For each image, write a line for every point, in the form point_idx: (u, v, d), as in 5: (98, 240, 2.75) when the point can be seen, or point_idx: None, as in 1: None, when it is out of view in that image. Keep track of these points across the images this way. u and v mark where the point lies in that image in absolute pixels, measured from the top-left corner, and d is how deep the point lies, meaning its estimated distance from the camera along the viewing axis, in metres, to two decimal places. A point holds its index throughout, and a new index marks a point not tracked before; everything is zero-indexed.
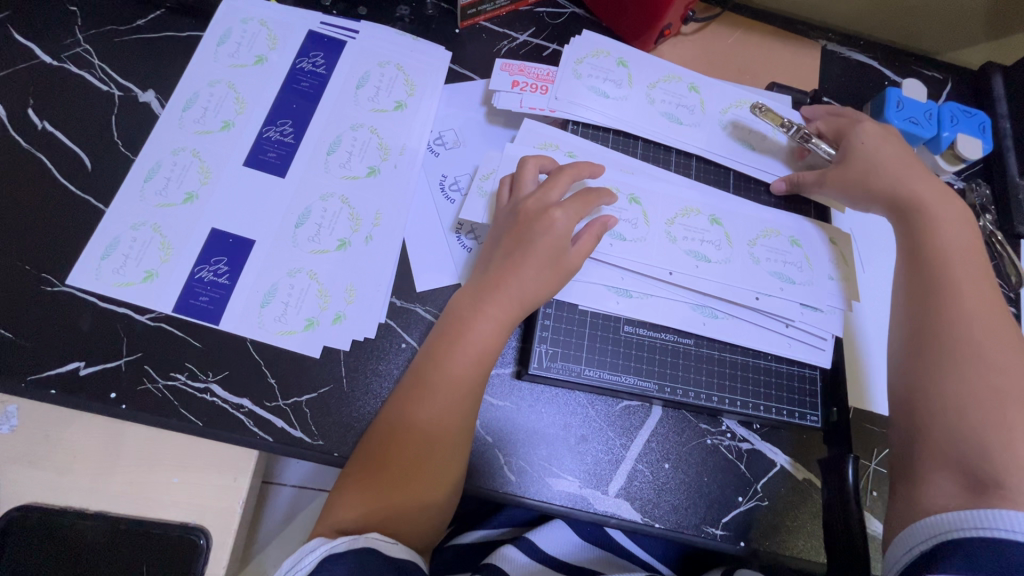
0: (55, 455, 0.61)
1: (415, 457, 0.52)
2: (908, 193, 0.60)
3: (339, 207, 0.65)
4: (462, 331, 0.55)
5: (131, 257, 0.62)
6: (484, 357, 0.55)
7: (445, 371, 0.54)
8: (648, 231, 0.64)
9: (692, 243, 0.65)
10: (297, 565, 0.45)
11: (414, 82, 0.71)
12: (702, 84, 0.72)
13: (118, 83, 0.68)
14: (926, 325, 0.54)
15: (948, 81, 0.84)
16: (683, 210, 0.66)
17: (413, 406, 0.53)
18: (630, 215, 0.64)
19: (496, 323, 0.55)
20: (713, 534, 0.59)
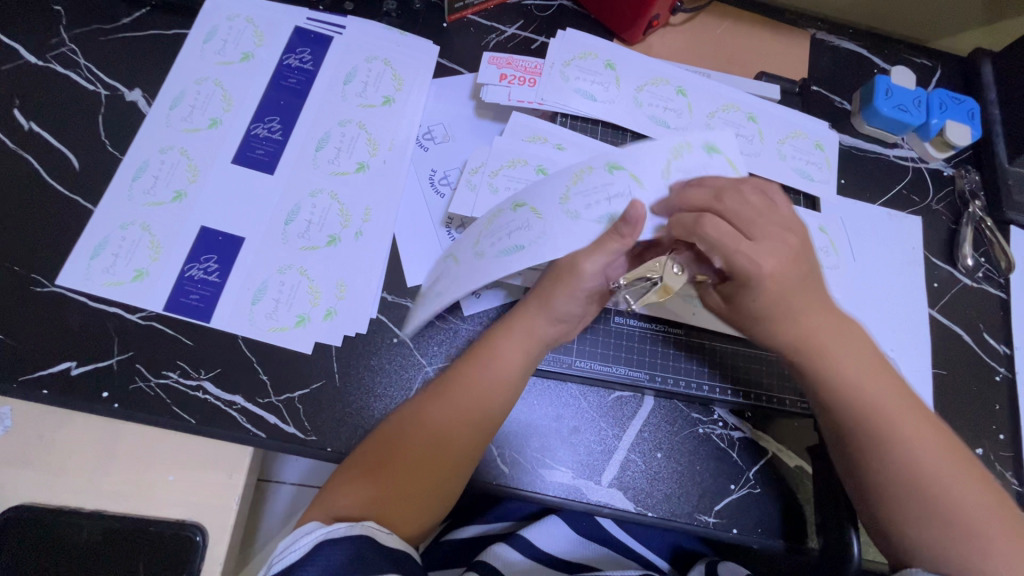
0: (50, 455, 0.62)
1: (429, 459, 0.53)
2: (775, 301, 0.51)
3: (329, 203, 0.65)
4: (495, 349, 0.56)
5: (121, 256, 0.62)
6: (509, 374, 0.55)
7: (468, 385, 0.55)
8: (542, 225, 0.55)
9: (600, 206, 0.55)
10: (291, 546, 0.47)
11: (402, 77, 0.70)
12: (690, 86, 0.70)
13: (105, 82, 0.68)
14: (861, 451, 0.50)
15: (938, 67, 0.83)
16: (574, 174, 0.57)
17: (435, 414, 0.54)
18: (521, 221, 0.55)
19: (524, 347, 0.56)
20: (706, 521, 0.60)
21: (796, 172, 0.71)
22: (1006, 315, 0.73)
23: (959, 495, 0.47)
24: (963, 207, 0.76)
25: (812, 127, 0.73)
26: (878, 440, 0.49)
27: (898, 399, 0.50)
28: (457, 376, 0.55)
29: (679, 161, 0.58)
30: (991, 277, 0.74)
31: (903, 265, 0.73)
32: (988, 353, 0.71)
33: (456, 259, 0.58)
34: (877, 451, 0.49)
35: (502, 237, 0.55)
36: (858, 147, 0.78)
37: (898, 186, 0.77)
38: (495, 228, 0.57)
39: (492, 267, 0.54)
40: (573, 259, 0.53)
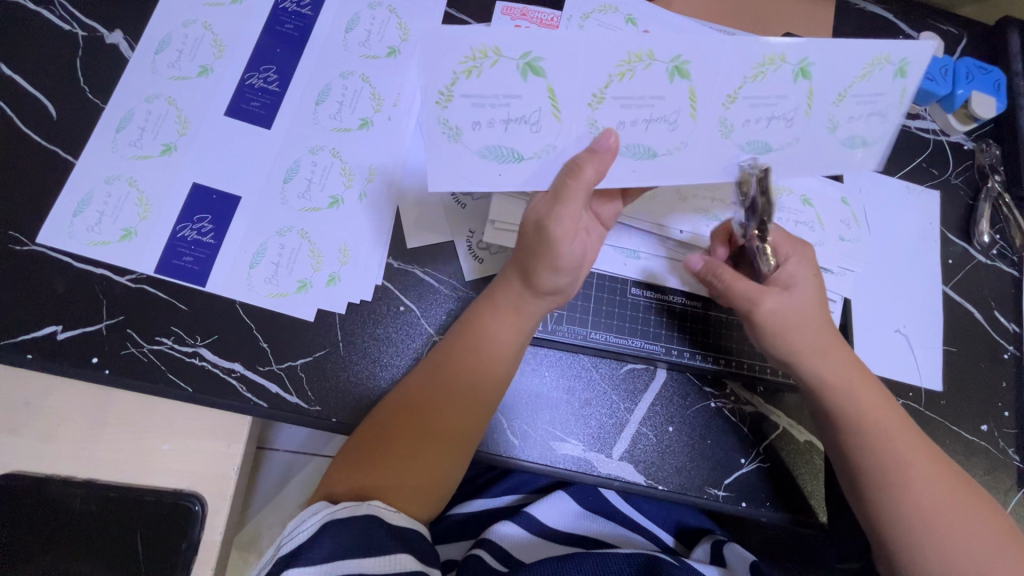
0: (38, 422, 0.59)
1: (426, 436, 0.51)
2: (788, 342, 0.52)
3: (330, 160, 0.61)
4: (479, 327, 0.53)
5: (107, 213, 0.57)
6: (502, 354, 0.53)
7: (450, 362, 0.53)
8: (692, 130, 0.48)
9: (756, 126, 0.49)
10: (298, 528, 0.47)
11: (408, 26, 0.65)
12: None
13: (81, 22, 0.62)
14: (864, 482, 0.52)
15: (964, 36, 0.80)
16: (760, 62, 0.46)
17: (416, 397, 0.52)
18: (670, 110, 0.47)
19: (509, 327, 0.53)
20: (715, 495, 0.59)
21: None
22: (1018, 292, 0.72)
23: (956, 509, 0.49)
24: (981, 182, 0.74)
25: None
26: (886, 479, 0.51)
27: (903, 435, 0.52)
28: (439, 356, 0.54)
29: (863, 85, 0.47)
30: (1004, 254, 0.73)
31: (919, 240, 0.71)
32: (998, 331, 0.70)
33: (561, 116, 0.47)
34: (882, 485, 0.51)
35: (642, 122, 0.48)
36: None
37: (919, 158, 0.74)
38: (634, 93, 0.46)
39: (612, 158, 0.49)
40: (539, 219, 0.48)
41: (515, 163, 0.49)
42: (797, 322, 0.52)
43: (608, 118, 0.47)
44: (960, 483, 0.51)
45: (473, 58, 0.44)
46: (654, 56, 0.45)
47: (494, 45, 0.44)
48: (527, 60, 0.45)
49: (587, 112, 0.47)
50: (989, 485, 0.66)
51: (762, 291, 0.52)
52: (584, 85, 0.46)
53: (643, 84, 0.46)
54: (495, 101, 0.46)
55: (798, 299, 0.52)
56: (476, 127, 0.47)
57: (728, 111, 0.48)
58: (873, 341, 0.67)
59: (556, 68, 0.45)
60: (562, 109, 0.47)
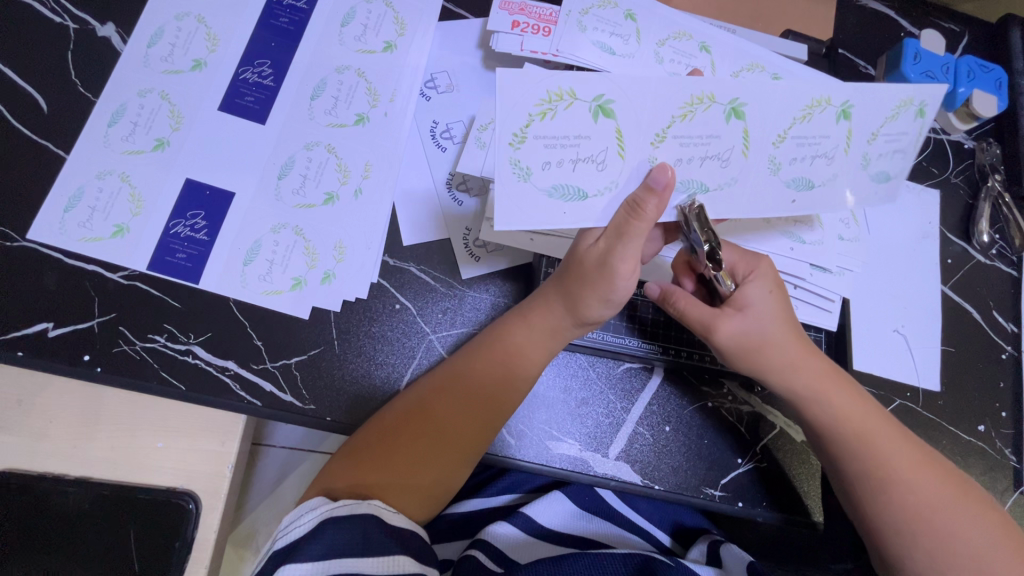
0: (29, 420, 0.59)
1: (439, 442, 0.51)
2: (765, 351, 0.52)
3: (326, 156, 0.60)
4: (508, 340, 0.53)
5: (98, 209, 0.57)
6: (528, 370, 0.53)
7: (481, 374, 0.52)
8: (742, 167, 0.48)
9: (801, 165, 0.49)
10: (297, 521, 0.47)
11: (404, 21, 0.64)
12: (714, 42, 0.64)
13: (73, 14, 0.61)
14: (855, 484, 0.52)
15: (965, 33, 0.79)
16: (808, 104, 0.46)
17: (445, 407, 0.52)
18: (725, 149, 0.47)
19: (541, 345, 0.53)
20: (712, 495, 0.59)
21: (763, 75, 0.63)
22: (1016, 292, 0.72)
23: (948, 511, 0.49)
24: (981, 181, 0.74)
25: (773, 61, 0.64)
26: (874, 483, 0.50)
27: (889, 438, 0.51)
28: (468, 366, 0.53)
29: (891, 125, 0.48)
30: (1004, 254, 0.72)
31: (918, 239, 0.71)
32: (996, 330, 0.70)
33: (625, 154, 0.45)
34: (872, 488, 0.51)
35: (698, 161, 0.47)
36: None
37: (919, 157, 0.74)
38: (694, 132, 0.45)
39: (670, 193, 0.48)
40: (602, 257, 0.48)
41: (580, 203, 0.46)
42: (761, 340, 0.52)
43: (668, 156, 0.46)
44: (955, 484, 0.51)
45: (548, 101, 0.42)
46: (714, 98, 0.44)
47: (569, 87, 0.42)
48: (599, 102, 0.43)
49: (648, 152, 0.45)
50: (985, 484, 0.65)
51: (715, 318, 0.53)
52: (652, 128, 0.44)
53: (704, 124, 0.45)
54: (567, 143, 0.44)
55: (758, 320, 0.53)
56: (547, 167, 0.44)
57: (777, 151, 0.48)
58: (871, 340, 0.67)
59: (625, 109, 0.43)
60: (628, 147, 0.45)
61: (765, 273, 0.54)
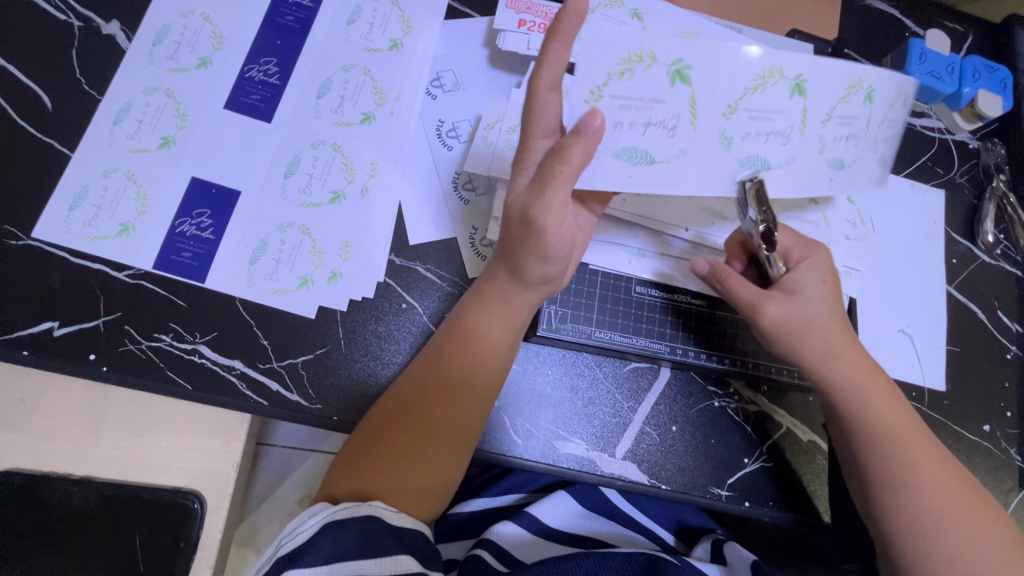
0: (34, 419, 0.58)
1: (416, 435, 0.51)
2: (809, 341, 0.52)
3: (331, 155, 0.60)
4: (469, 325, 0.52)
5: (104, 208, 0.57)
6: (493, 352, 0.52)
7: (444, 360, 0.52)
8: (801, 145, 0.46)
9: (842, 144, 0.46)
10: (300, 527, 0.47)
11: (411, 19, 0.64)
12: (720, 42, 0.64)
13: (77, 12, 0.60)
14: (874, 482, 0.52)
15: (970, 34, 0.79)
16: (850, 85, 0.44)
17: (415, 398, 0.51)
18: (785, 125, 0.45)
19: (500, 324, 0.52)
20: (718, 494, 0.59)
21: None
22: (1020, 292, 0.72)
23: (959, 513, 0.49)
24: (985, 181, 0.74)
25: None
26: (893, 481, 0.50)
27: (913, 437, 0.52)
28: (432, 355, 0.52)
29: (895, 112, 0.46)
30: (1008, 254, 0.72)
31: (924, 239, 0.71)
32: (1001, 331, 0.70)
33: (698, 122, 0.43)
34: (892, 486, 0.51)
35: (762, 136, 0.44)
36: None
37: (924, 157, 0.74)
38: (764, 107, 0.44)
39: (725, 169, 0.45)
40: (527, 208, 0.44)
41: (649, 167, 0.43)
42: (804, 326, 0.51)
43: (735, 128, 0.44)
44: (963, 487, 0.51)
45: (628, 61, 0.40)
46: (783, 72, 0.43)
47: (652, 48, 0.40)
48: (677, 66, 0.41)
49: (719, 122, 0.43)
50: (989, 484, 0.65)
51: (764, 297, 0.52)
52: (725, 97, 0.43)
53: (771, 99, 0.43)
54: (644, 106, 0.42)
55: (804, 303, 0.52)
56: (620, 129, 0.42)
57: (822, 129, 0.45)
58: (876, 340, 0.67)
59: (702, 77, 0.42)
60: (699, 115, 0.43)
61: (819, 256, 0.54)
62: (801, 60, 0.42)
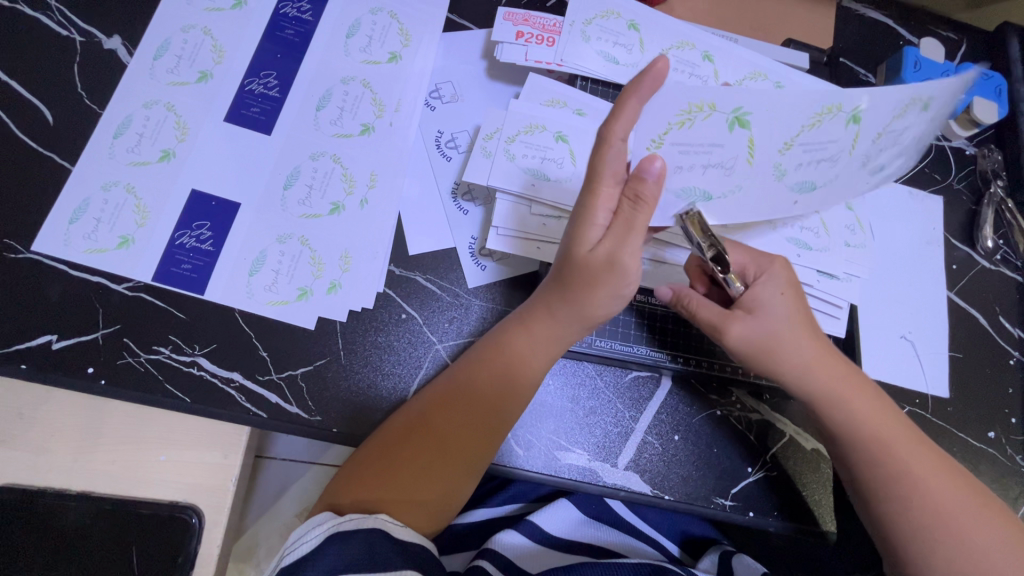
0: (30, 434, 0.58)
1: (449, 458, 0.51)
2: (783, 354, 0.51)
3: (331, 166, 0.60)
4: (512, 351, 0.52)
5: (103, 221, 0.57)
6: (530, 379, 0.52)
7: (486, 386, 0.52)
8: (847, 164, 0.45)
9: (886, 157, 0.46)
10: (303, 537, 0.46)
11: (409, 32, 0.65)
12: (717, 52, 0.65)
13: (79, 27, 0.61)
14: (874, 489, 0.51)
15: (964, 42, 0.80)
16: (901, 106, 0.42)
17: (456, 422, 0.51)
18: (833, 149, 0.44)
19: (543, 350, 0.52)
20: (722, 504, 0.58)
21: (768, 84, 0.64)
22: (1021, 298, 0.72)
23: (966, 520, 0.49)
24: (983, 187, 0.74)
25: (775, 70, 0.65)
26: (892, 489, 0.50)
27: (908, 442, 0.51)
28: (472, 378, 0.52)
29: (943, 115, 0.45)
30: (1008, 259, 0.72)
31: (923, 245, 0.71)
32: (1003, 336, 0.70)
33: (755, 160, 0.44)
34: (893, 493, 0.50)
35: (811, 162, 0.45)
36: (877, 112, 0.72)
37: (921, 164, 0.74)
38: (818, 140, 0.43)
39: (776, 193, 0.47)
40: (609, 253, 0.46)
41: (706, 203, 0.47)
42: (772, 342, 0.51)
43: (789, 161, 0.45)
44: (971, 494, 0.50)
45: (688, 112, 0.41)
46: (841, 106, 0.41)
47: (711, 99, 0.41)
48: (736, 114, 0.41)
49: (773, 158, 0.44)
50: (996, 492, 0.65)
51: (726, 318, 0.52)
52: (781, 134, 0.43)
53: (821, 133, 0.43)
54: (705, 152, 0.43)
55: (767, 317, 0.51)
56: (681, 170, 0.45)
57: (870, 148, 0.44)
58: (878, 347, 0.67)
59: (762, 120, 0.42)
60: (757, 154, 0.44)
61: (771, 264, 0.53)
62: (861, 94, 0.40)
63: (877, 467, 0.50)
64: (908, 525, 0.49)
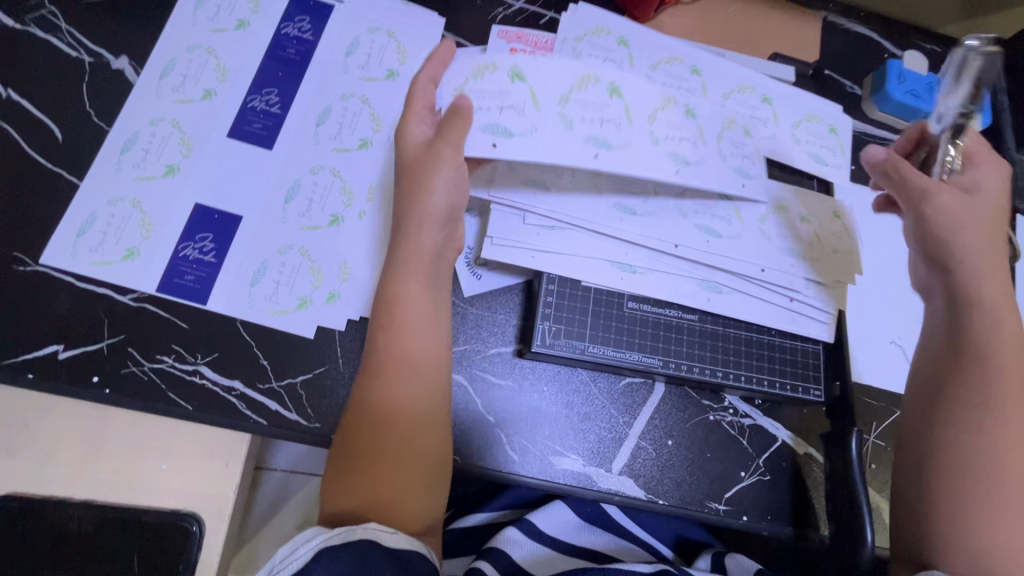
0: (35, 444, 0.59)
1: (392, 436, 0.49)
2: (959, 245, 0.52)
3: (331, 180, 0.62)
4: (399, 295, 0.52)
5: (110, 233, 0.58)
6: (422, 319, 0.52)
7: (391, 346, 0.50)
8: (632, 132, 0.57)
9: (679, 144, 0.59)
10: (292, 554, 0.44)
11: (406, 50, 0.67)
12: (703, 66, 0.67)
13: (88, 48, 0.63)
14: (953, 416, 0.47)
15: (948, 54, 0.82)
16: (662, 101, 0.60)
17: (377, 391, 0.49)
18: (614, 116, 0.57)
19: (423, 286, 0.52)
20: (716, 509, 0.59)
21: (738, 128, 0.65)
22: None
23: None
24: None
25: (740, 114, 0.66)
26: (980, 412, 0.46)
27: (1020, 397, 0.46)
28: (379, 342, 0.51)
29: (730, 133, 0.64)
30: (997, 264, 0.74)
31: None
32: None
33: (539, 105, 0.55)
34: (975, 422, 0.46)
35: (595, 120, 0.55)
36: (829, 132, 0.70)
37: None
38: (591, 100, 0.56)
39: (550, 143, 0.54)
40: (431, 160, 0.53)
41: (508, 139, 0.53)
42: (971, 221, 0.52)
43: (573, 114, 0.55)
44: None
45: (481, 70, 0.56)
46: (597, 78, 0.57)
47: (511, 64, 0.56)
48: (516, 74, 0.56)
49: (557, 109, 0.55)
50: None
51: (937, 187, 0.54)
52: (555, 89, 0.56)
53: (593, 98, 0.56)
54: (498, 97, 0.55)
55: (983, 196, 0.53)
56: (584, 122, 0.55)
57: (650, 128, 0.58)
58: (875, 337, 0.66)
59: (536, 78, 0.56)
60: (539, 99, 0.55)
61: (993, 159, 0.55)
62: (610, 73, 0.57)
63: (976, 385, 0.47)
64: (977, 457, 0.44)
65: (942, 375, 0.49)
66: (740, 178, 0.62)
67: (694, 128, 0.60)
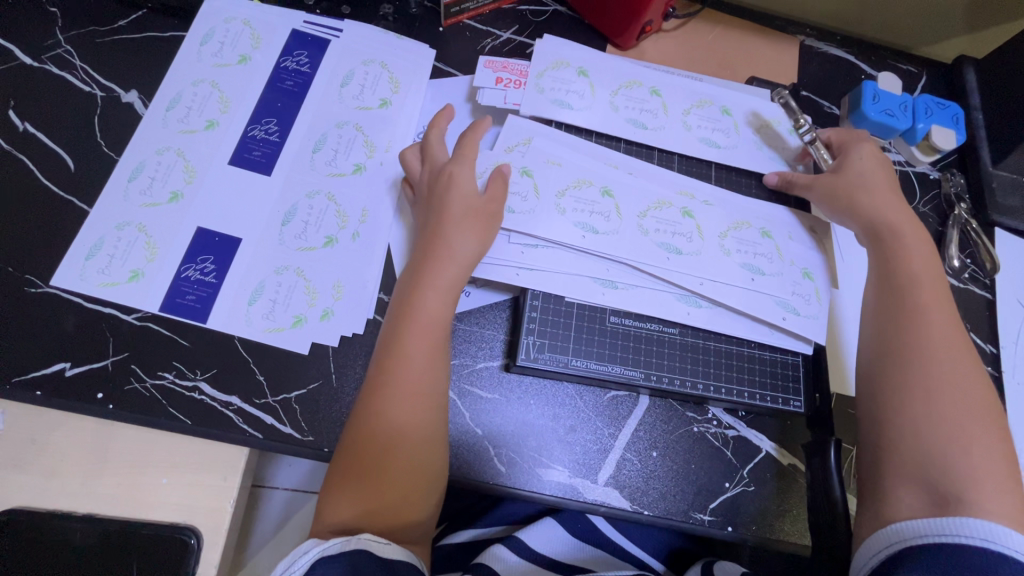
0: (42, 459, 0.61)
1: (400, 442, 0.52)
2: (884, 220, 0.62)
3: (326, 204, 0.65)
4: (418, 307, 0.56)
5: (117, 256, 0.62)
6: (440, 331, 0.56)
7: (411, 355, 0.54)
8: (621, 225, 0.65)
9: (664, 235, 0.65)
10: (291, 567, 0.45)
11: (399, 80, 0.71)
12: (662, 87, 0.73)
13: (100, 83, 0.68)
14: (891, 359, 0.55)
15: (923, 74, 0.85)
16: (656, 201, 0.66)
17: (389, 392, 0.52)
18: (604, 210, 0.65)
19: (443, 301, 0.56)
20: (701, 519, 0.60)
21: (701, 142, 0.71)
22: (992, 314, 0.74)
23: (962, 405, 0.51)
24: (948, 209, 0.78)
25: (754, 214, 0.68)
26: (908, 352, 0.55)
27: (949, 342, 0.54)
28: (394, 349, 0.54)
29: (737, 233, 0.67)
30: (976, 277, 0.75)
31: None
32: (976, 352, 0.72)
33: (540, 195, 0.64)
34: (906, 360, 0.54)
35: (585, 213, 0.64)
36: (790, 132, 0.73)
37: None
38: (584, 198, 0.65)
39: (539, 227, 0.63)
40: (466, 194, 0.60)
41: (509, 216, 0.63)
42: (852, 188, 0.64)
43: (568, 208, 0.64)
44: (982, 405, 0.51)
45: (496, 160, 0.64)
46: (592, 181, 0.66)
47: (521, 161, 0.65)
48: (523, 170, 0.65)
49: (554, 201, 0.64)
50: None
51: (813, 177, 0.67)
52: (556, 184, 0.65)
53: (587, 195, 0.65)
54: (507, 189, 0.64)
55: (848, 174, 0.65)
56: (575, 211, 0.64)
57: (641, 221, 0.65)
58: (854, 334, 0.68)
59: (541, 174, 0.65)
60: (539, 189, 0.64)
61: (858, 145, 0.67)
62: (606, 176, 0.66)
63: (903, 332, 0.56)
64: (909, 387, 0.53)
65: (880, 327, 0.58)
66: (748, 275, 0.66)
67: (687, 227, 0.66)
